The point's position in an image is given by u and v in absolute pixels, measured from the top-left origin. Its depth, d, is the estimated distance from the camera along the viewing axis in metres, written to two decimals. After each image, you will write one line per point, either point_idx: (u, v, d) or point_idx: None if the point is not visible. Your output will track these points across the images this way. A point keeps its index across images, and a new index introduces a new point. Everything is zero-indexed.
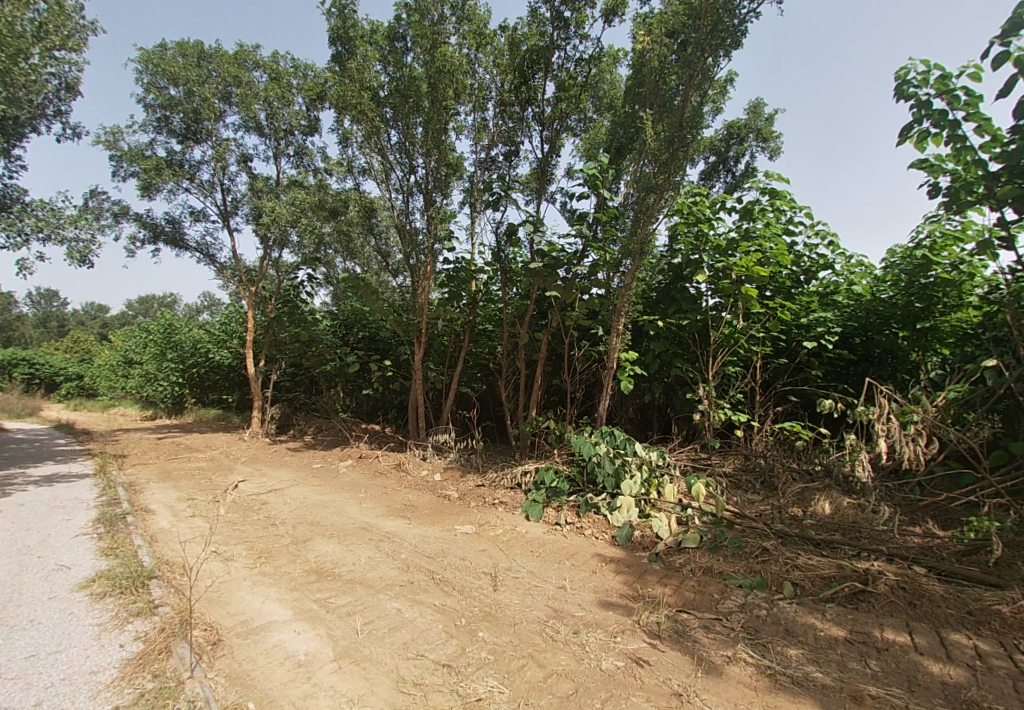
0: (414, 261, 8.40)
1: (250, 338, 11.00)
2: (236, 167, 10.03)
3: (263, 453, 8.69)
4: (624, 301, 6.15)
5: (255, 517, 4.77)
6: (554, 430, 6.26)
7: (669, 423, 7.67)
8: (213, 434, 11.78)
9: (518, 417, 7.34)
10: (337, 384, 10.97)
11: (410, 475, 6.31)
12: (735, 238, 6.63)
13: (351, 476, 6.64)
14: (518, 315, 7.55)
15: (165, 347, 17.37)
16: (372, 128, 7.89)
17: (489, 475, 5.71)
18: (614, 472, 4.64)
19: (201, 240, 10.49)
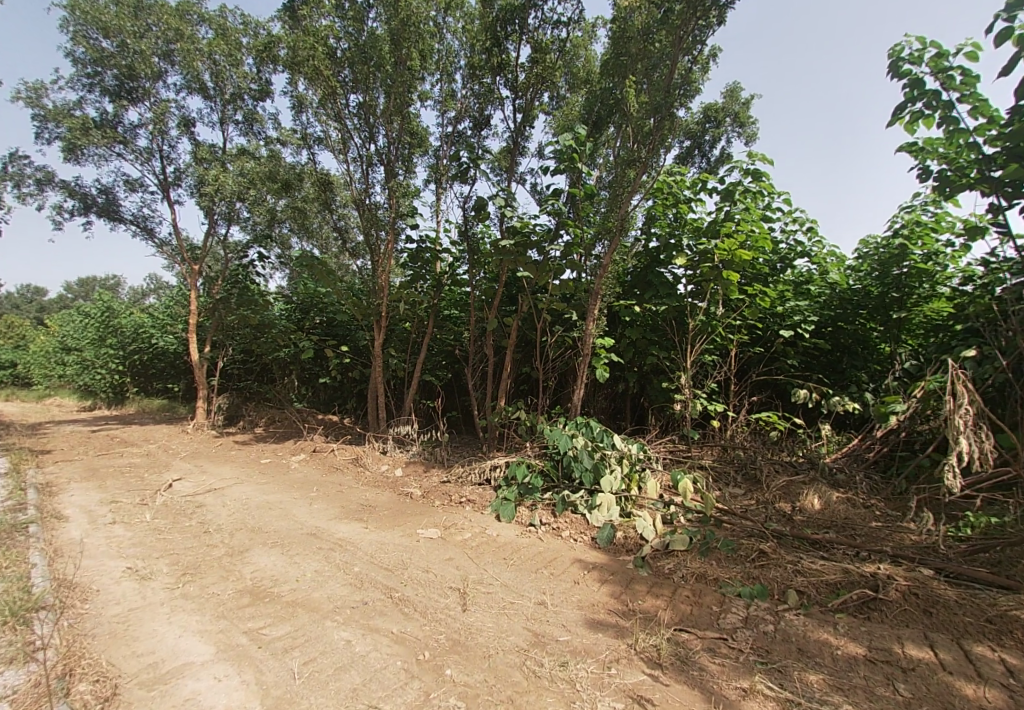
0: (375, 239, 7.76)
1: (193, 321, 10.07)
2: (177, 132, 9.08)
3: (207, 447, 7.93)
4: (601, 284, 5.70)
5: (185, 524, 4.16)
6: (525, 421, 5.82)
7: (643, 414, 7.36)
8: (154, 427, 10.83)
9: (485, 407, 6.87)
10: (291, 372, 10.23)
11: (368, 471, 5.77)
12: (715, 221, 6.27)
13: (303, 473, 6.04)
14: (486, 299, 7.03)
15: (103, 332, 15.88)
16: (329, 91, 7.17)
17: (455, 470, 5.24)
18: (593, 467, 4.22)
19: (137, 213, 9.49)
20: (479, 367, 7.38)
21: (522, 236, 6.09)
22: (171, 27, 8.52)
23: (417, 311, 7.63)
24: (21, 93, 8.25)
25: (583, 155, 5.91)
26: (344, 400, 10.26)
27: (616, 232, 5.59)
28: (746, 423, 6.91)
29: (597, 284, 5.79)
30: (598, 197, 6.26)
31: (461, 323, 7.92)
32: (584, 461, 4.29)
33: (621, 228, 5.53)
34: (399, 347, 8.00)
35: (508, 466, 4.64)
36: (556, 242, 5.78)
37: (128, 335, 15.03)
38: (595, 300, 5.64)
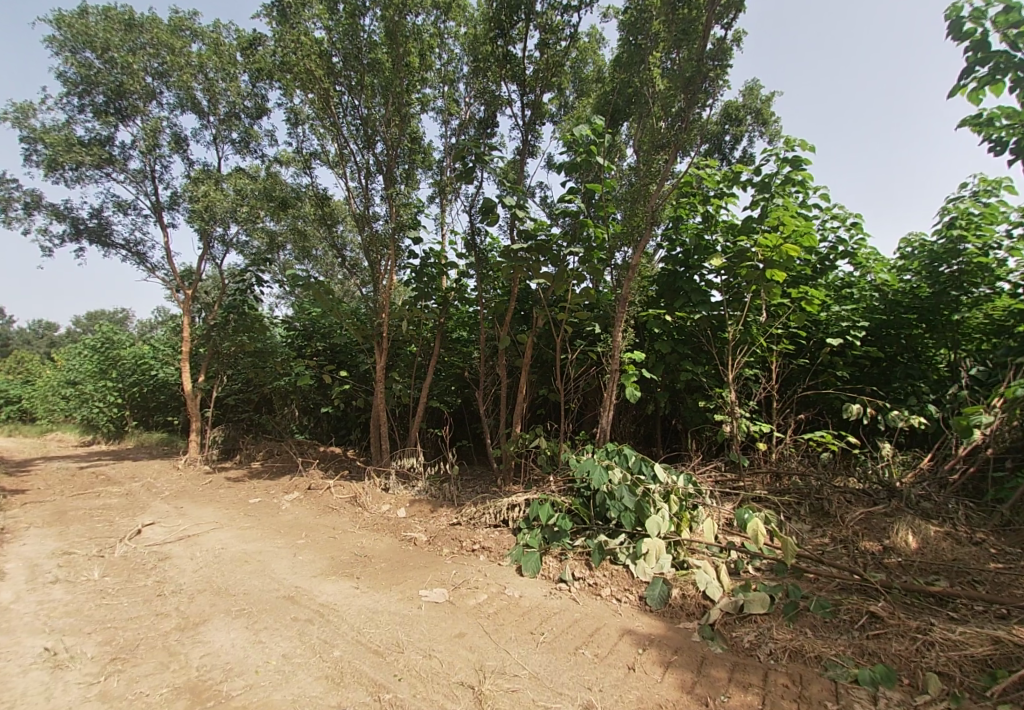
0: (375, 254, 7.18)
1: (187, 349, 9.46)
2: (170, 151, 8.71)
3: (195, 485, 7.24)
4: (629, 289, 5.00)
5: (138, 584, 3.45)
6: (546, 450, 5.07)
7: (676, 438, 6.57)
8: (145, 462, 10.16)
9: (500, 435, 6.15)
10: (292, 401, 9.60)
11: (366, 512, 5.01)
12: (752, 216, 5.59)
13: (293, 515, 5.30)
14: (497, 315, 6.33)
15: (102, 365, 15.40)
16: (324, 99, 6.72)
17: (467, 510, 4.48)
18: (637, 506, 3.46)
19: (130, 236, 9.07)
20: (492, 391, 6.63)
21: (539, 242, 5.36)
22: (163, 43, 8.26)
23: (422, 332, 6.94)
24: (8, 113, 7.97)
25: (604, 149, 5.25)
26: (347, 431, 9.52)
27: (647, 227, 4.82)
28: (795, 445, 6.10)
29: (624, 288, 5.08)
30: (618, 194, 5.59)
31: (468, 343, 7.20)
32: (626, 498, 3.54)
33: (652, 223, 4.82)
34: (403, 371, 7.28)
35: (529, 506, 3.88)
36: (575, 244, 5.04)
37: (127, 366, 14.52)
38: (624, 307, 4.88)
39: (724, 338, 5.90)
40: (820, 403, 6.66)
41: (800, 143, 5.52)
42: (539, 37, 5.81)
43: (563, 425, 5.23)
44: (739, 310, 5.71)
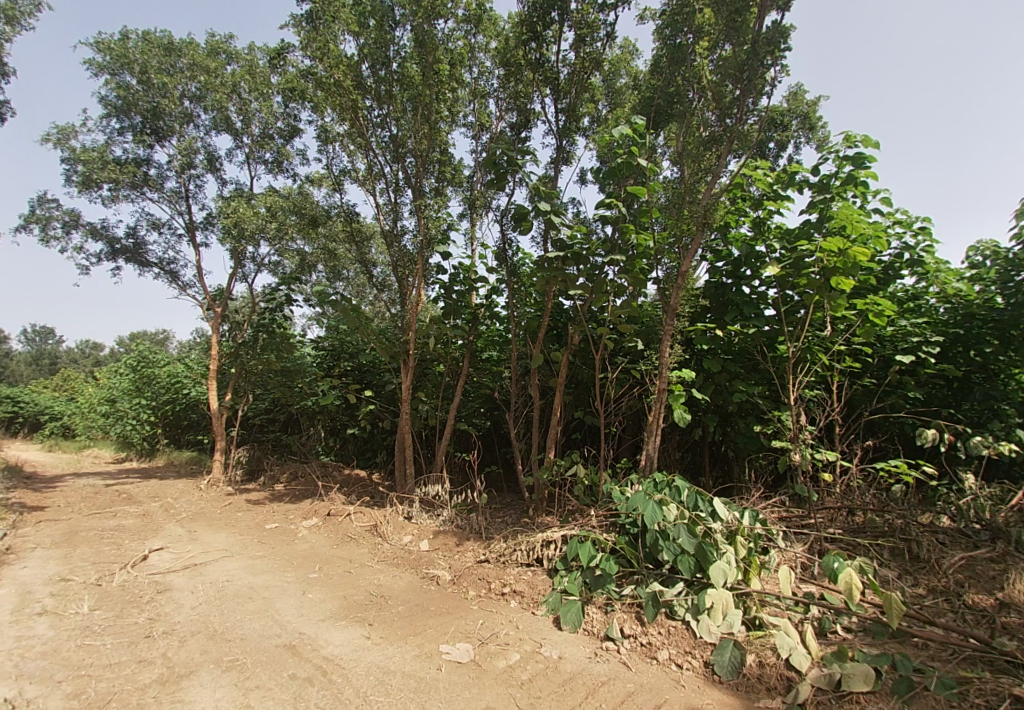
0: (402, 269, 6.91)
1: (214, 367, 9.35)
2: (203, 170, 8.77)
3: (214, 507, 6.99)
4: (678, 298, 4.46)
5: (130, 621, 3.10)
6: (584, 480, 4.58)
7: (726, 466, 5.97)
8: (170, 482, 10.03)
9: (532, 461, 5.70)
10: (317, 422, 9.36)
11: (386, 543, 4.59)
12: (810, 219, 5.06)
13: (309, 544, 4.92)
14: (529, 331, 5.92)
15: (137, 384, 15.59)
16: (352, 113, 6.58)
17: (496, 546, 4.01)
18: (697, 551, 2.94)
19: (163, 255, 9.13)
20: (523, 413, 6.18)
21: (576, 251, 4.96)
22: (199, 66, 8.41)
23: (449, 350, 6.58)
24: (51, 136, 8.18)
25: (646, 150, 4.84)
26: (372, 453, 9.17)
27: (698, 231, 4.35)
28: (863, 474, 5.44)
29: (671, 299, 4.60)
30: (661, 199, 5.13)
31: (498, 362, 6.79)
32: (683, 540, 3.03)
33: (703, 226, 4.35)
34: (429, 392, 6.85)
35: (568, 546, 3.40)
36: (617, 251, 4.60)
37: (160, 384, 14.64)
38: (672, 319, 4.38)
39: (782, 357, 5.29)
40: (889, 429, 5.97)
41: (863, 139, 5.01)
42: (574, 38, 5.50)
43: (603, 451, 4.74)
44: (800, 323, 5.10)
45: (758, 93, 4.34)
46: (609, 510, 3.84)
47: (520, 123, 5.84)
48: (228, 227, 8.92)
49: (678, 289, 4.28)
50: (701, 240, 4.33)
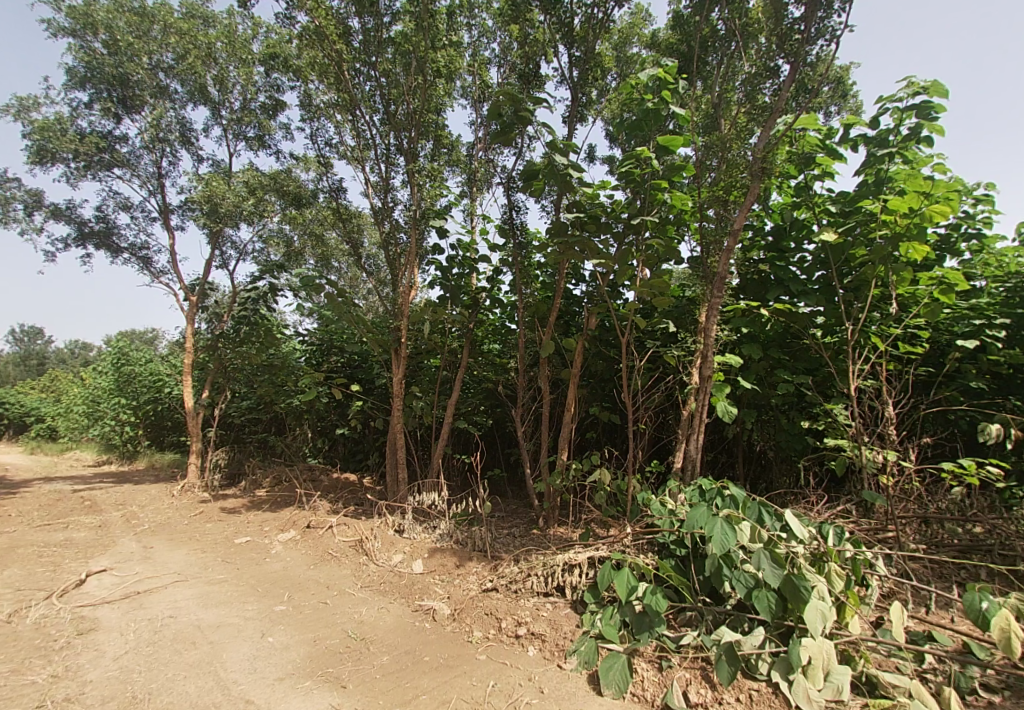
0: (393, 249, 6.12)
1: (189, 362, 8.40)
2: (177, 147, 8.00)
3: (183, 516, 6.22)
4: (726, 265, 3.63)
5: (26, 681, 2.36)
6: (609, 487, 3.84)
7: (763, 469, 5.24)
8: (143, 487, 9.21)
9: (541, 465, 4.95)
10: (304, 421, 8.59)
11: (372, 564, 3.83)
12: (868, 180, 4.33)
13: (282, 564, 4.16)
14: (536, 315, 5.13)
15: (116, 383, 14.71)
16: (338, 72, 5.83)
17: (505, 571, 3.27)
18: (785, 588, 2.22)
19: (134, 239, 8.35)
20: (532, 410, 5.40)
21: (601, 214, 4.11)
22: (172, 31, 7.64)
23: (446, 339, 5.77)
24: (8, 106, 7.41)
25: (679, 95, 4.07)
26: (363, 456, 8.39)
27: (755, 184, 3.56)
28: (923, 476, 4.73)
29: (715, 271, 3.84)
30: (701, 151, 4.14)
31: (500, 352, 5.99)
32: (761, 570, 2.30)
33: (759, 179, 3.58)
34: (424, 387, 6.06)
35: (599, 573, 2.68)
36: (648, 213, 3.82)
37: (140, 383, 13.78)
38: (718, 292, 3.62)
39: (837, 343, 4.51)
40: (947, 425, 5.24)
41: (927, 85, 4.28)
42: None
43: (629, 453, 3.96)
44: (859, 301, 4.32)
45: (829, 5, 3.56)
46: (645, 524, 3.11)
47: (527, 75, 5.05)
48: (203, 208, 8.12)
49: (729, 256, 3.51)
50: (756, 196, 3.56)
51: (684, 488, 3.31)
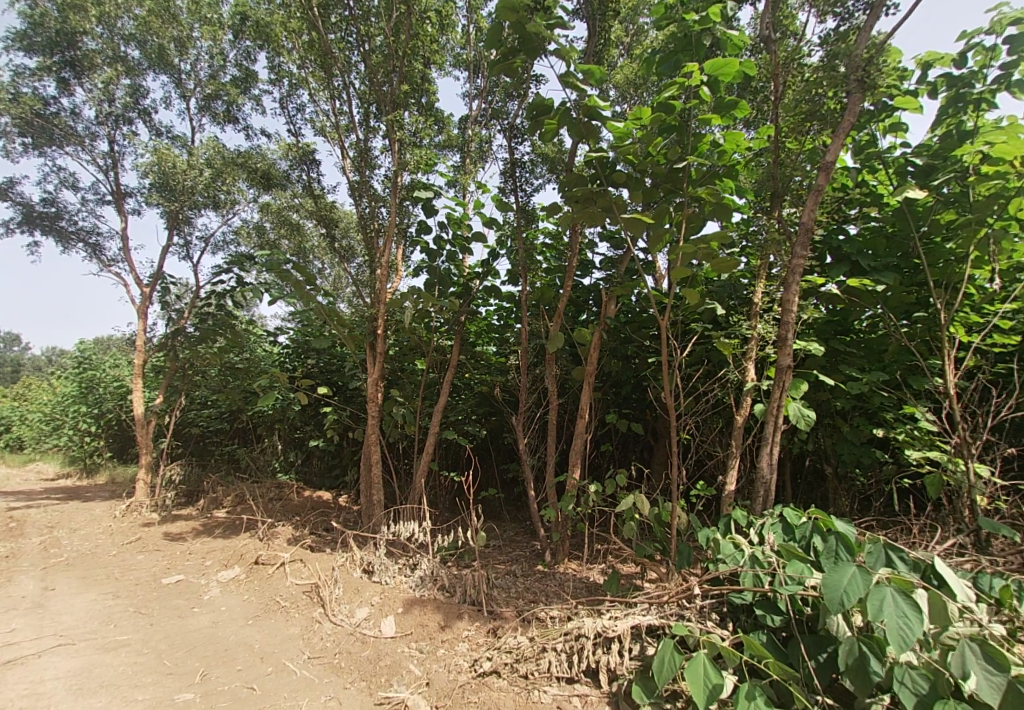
0: (367, 226, 5.03)
1: (141, 363, 7.37)
2: (133, 120, 7.10)
3: (114, 544, 5.16)
4: (814, 212, 2.59)
5: None
6: (644, 518, 2.90)
7: (817, 491, 4.34)
8: (88, 505, 8.08)
9: (549, 485, 4.01)
10: (274, 432, 7.58)
11: (326, 623, 2.85)
12: (949, 135, 3.50)
13: (211, 618, 3.17)
14: (541, 302, 4.19)
15: (78, 390, 13.48)
16: (309, 17, 4.93)
17: (508, 642, 2.33)
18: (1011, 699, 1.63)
19: (82, 223, 7.38)
20: (536, 417, 4.43)
21: (631, 165, 3.16)
22: None
23: (432, 332, 4.80)
24: None
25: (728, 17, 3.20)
26: (340, 472, 7.34)
27: (848, 104, 2.62)
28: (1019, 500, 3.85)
29: (785, 232, 2.89)
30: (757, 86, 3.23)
31: (495, 350, 5.02)
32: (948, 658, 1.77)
33: (851, 100, 2.67)
34: (406, 391, 5.08)
35: (658, 651, 1.88)
36: (695, 156, 2.90)
37: (100, 389, 12.56)
38: (801, 250, 2.59)
39: (927, 331, 3.62)
40: None
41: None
42: None
43: (671, 472, 3.00)
44: (958, 269, 3.48)
45: None
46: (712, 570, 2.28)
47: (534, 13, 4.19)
48: (158, 187, 7.13)
49: (814, 204, 2.57)
50: (846, 125, 2.64)
51: (763, 524, 2.34)
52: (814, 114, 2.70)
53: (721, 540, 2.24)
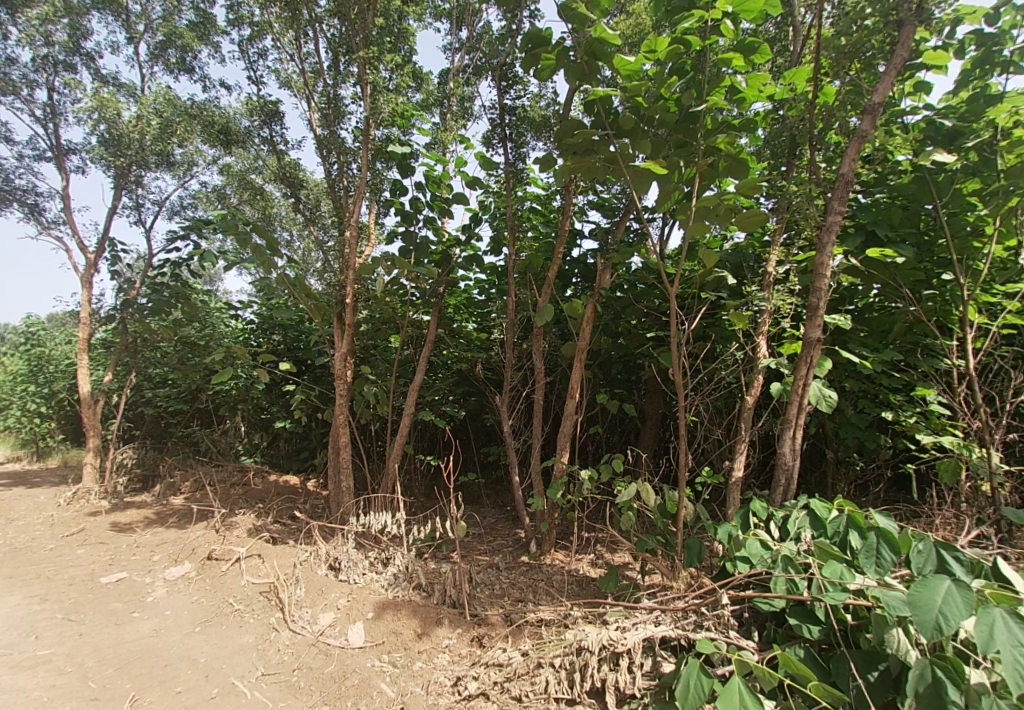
0: (336, 185, 4.52)
1: (87, 337, 6.72)
2: (74, 64, 6.34)
3: (53, 537, 4.65)
4: (854, 164, 2.28)
5: None
6: (647, 507, 2.61)
7: (815, 476, 4.14)
8: (29, 492, 7.42)
9: (535, 472, 3.70)
10: (238, 412, 7.08)
11: (284, 632, 2.48)
12: (978, 95, 3.20)
13: (153, 625, 2.77)
14: (530, 271, 3.81)
15: (23, 370, 12.49)
16: None
17: (498, 657, 2.03)
18: None
19: (17, 179, 6.62)
20: (521, 397, 4.09)
21: (639, 112, 2.78)
22: None
23: (408, 304, 4.38)
24: None
25: None
26: (309, 455, 6.89)
27: (896, 40, 2.30)
28: None
29: (810, 188, 2.58)
30: (781, 29, 2.88)
31: (477, 325, 4.63)
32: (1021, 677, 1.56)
33: (896, 36, 2.36)
34: (378, 369, 4.66)
35: (682, 675, 1.61)
36: (713, 100, 2.56)
37: (46, 366, 11.64)
38: (837, 204, 2.28)
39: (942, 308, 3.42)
40: None
41: None
42: None
43: (676, 458, 2.71)
44: (980, 239, 3.28)
45: None
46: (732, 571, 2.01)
47: None
48: (103, 143, 6.41)
49: (856, 152, 2.25)
50: (897, 64, 2.29)
51: (790, 519, 2.08)
52: (851, 53, 2.40)
53: (747, 537, 1.97)
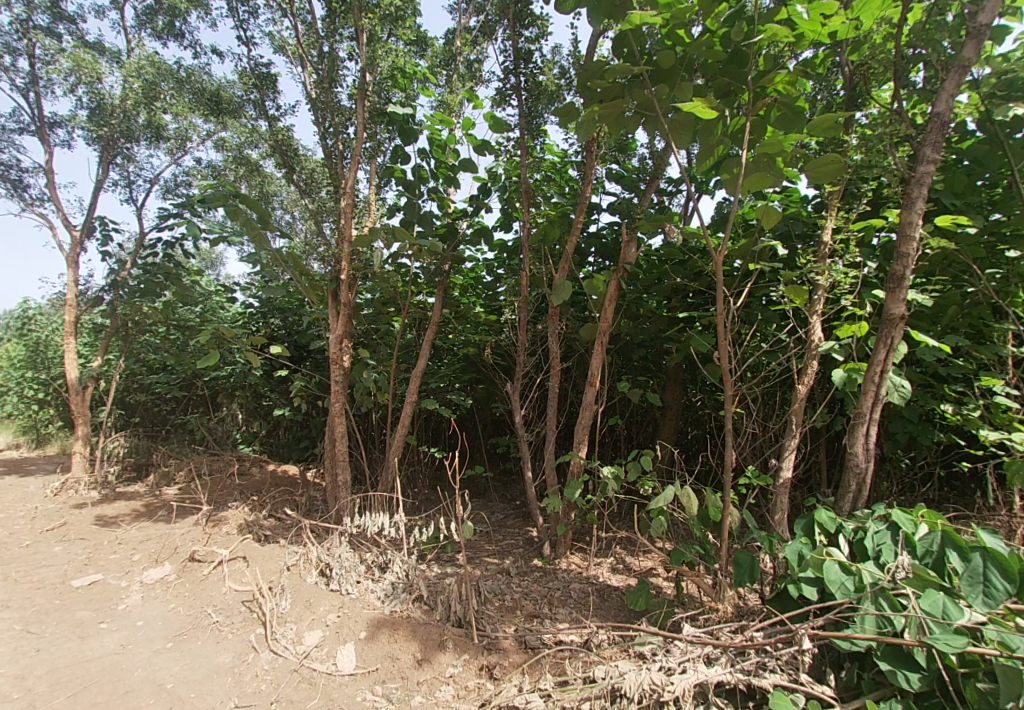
0: (332, 153, 4.12)
1: (74, 319, 6.38)
2: (55, 27, 5.94)
3: (32, 531, 4.35)
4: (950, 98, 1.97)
5: None
6: (682, 510, 2.23)
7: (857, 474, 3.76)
8: (19, 481, 7.12)
9: (549, 467, 3.33)
10: (235, 399, 6.76)
11: (264, 653, 2.16)
12: None
13: (120, 639, 2.45)
14: (545, 245, 3.43)
15: (19, 355, 12.16)
16: None
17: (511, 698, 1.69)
18: None
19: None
20: (533, 386, 3.74)
21: (678, 52, 2.38)
22: None
23: (410, 284, 4.01)
24: None
25: None
26: (308, 444, 6.56)
27: None
28: None
29: (884, 134, 2.23)
30: None
31: (485, 306, 4.26)
32: None
33: None
34: (379, 354, 4.31)
35: None
36: (769, 31, 2.13)
37: (44, 351, 11.32)
38: (932, 150, 1.96)
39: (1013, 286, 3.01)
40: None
41: None
42: None
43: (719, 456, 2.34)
44: None
45: None
46: (797, 593, 1.76)
47: None
48: (86, 113, 6.01)
49: (957, 84, 1.94)
50: None
51: (870, 532, 1.79)
52: None
53: (827, 561, 1.68)
